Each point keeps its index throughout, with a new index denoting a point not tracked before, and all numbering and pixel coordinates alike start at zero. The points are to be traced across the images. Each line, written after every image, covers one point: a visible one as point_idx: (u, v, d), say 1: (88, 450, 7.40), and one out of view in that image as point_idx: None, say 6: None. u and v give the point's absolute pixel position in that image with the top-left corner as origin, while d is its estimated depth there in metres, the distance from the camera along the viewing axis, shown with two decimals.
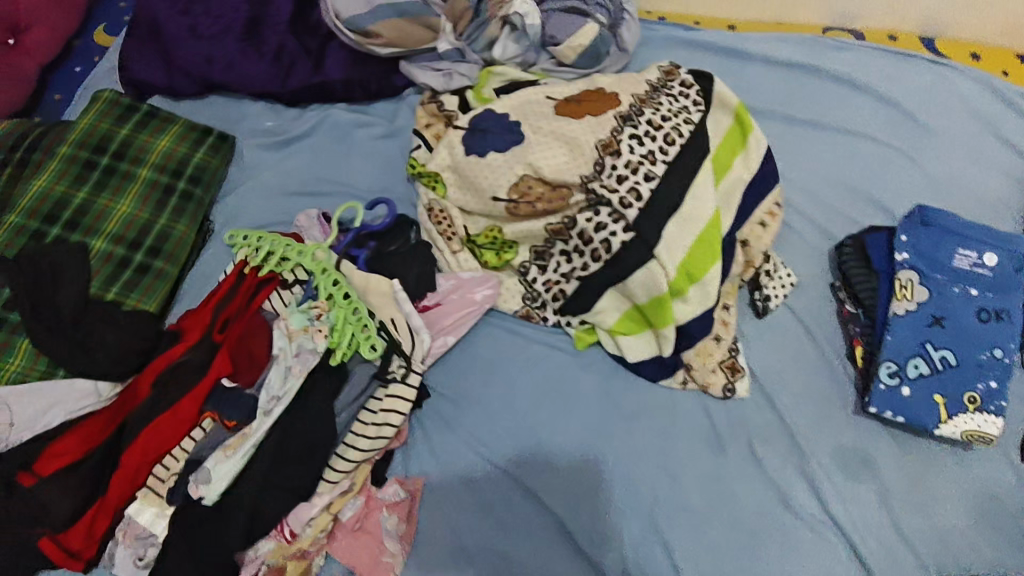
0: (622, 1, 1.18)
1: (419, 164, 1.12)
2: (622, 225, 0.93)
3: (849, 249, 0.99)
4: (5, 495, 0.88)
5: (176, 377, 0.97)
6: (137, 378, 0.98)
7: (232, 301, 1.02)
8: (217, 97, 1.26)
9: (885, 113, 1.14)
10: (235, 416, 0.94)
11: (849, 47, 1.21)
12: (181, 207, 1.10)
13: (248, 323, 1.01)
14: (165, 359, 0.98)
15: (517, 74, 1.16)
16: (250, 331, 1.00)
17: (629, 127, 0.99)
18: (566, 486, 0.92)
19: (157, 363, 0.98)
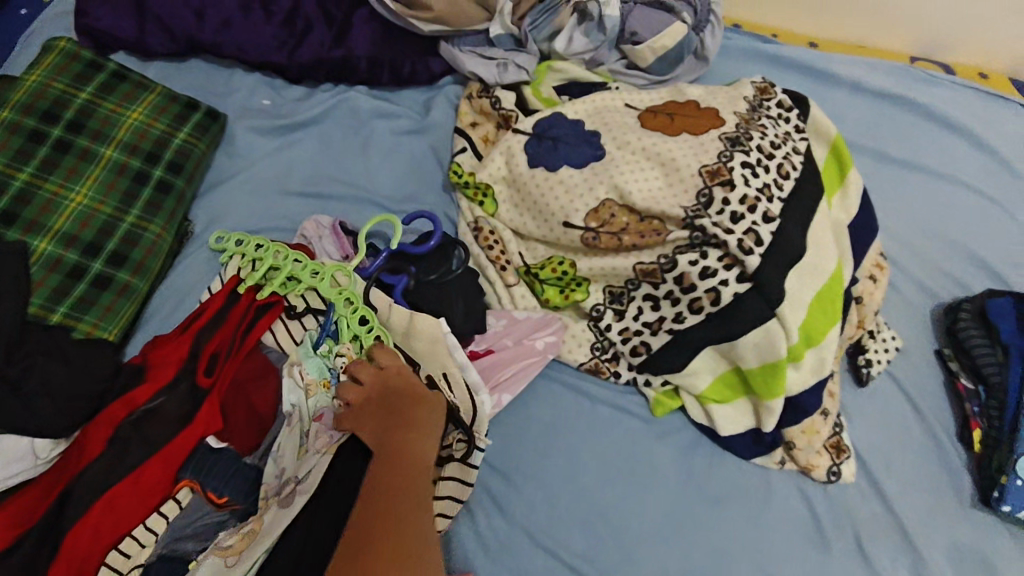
0: (711, 2, 1.00)
1: (464, 173, 0.91)
2: (736, 272, 0.77)
3: (966, 315, 0.87)
4: None
5: (146, 431, 0.72)
6: (86, 430, 0.72)
7: (223, 330, 0.78)
8: (200, 62, 1.00)
9: (981, 158, 1.03)
10: (226, 489, 0.70)
11: (940, 81, 1.09)
12: (156, 202, 0.85)
13: (245, 367, 0.78)
14: (127, 406, 0.73)
15: (580, 74, 0.97)
16: (249, 376, 0.77)
17: (740, 152, 0.81)
18: None
19: (117, 410, 0.72)
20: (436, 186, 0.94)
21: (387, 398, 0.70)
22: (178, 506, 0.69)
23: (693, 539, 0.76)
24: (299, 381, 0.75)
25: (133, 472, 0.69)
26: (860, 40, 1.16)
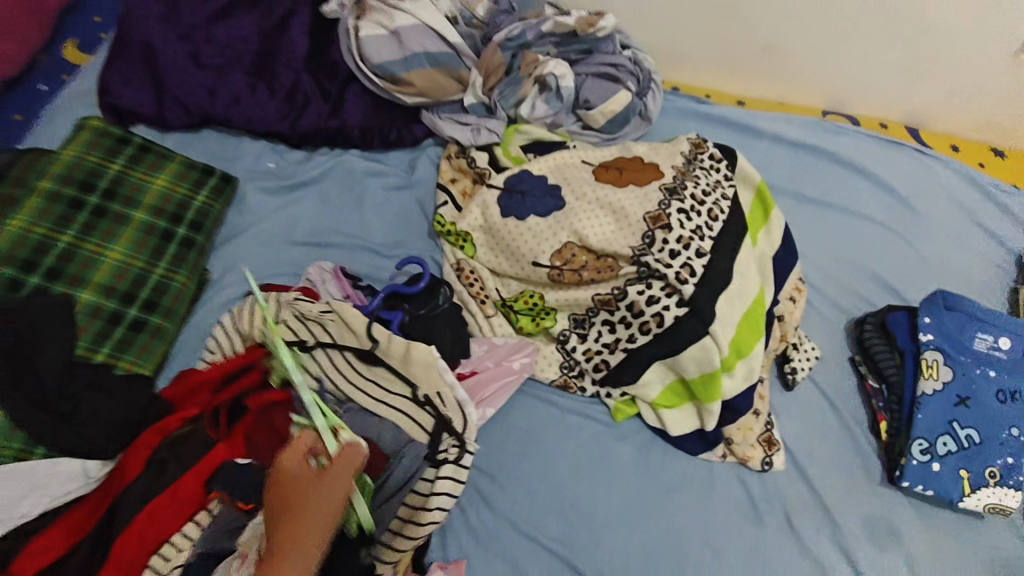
0: (651, 72, 1.18)
1: (447, 223, 1.06)
2: (676, 299, 0.92)
3: (871, 327, 1.04)
4: None
5: (175, 455, 0.84)
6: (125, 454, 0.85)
7: (241, 378, 0.91)
8: (211, 133, 1.15)
9: (882, 196, 1.22)
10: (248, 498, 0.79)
11: (846, 131, 1.28)
12: (181, 256, 0.99)
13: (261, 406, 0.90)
14: (157, 435, 0.86)
15: (542, 134, 1.13)
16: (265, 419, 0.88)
17: (676, 201, 0.98)
18: (614, 564, 0.88)
19: (150, 438, 0.85)
20: (421, 233, 1.10)
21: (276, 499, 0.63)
22: (209, 515, 0.81)
23: (652, 522, 0.90)
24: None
25: (160, 492, 0.81)
26: (781, 98, 1.32)
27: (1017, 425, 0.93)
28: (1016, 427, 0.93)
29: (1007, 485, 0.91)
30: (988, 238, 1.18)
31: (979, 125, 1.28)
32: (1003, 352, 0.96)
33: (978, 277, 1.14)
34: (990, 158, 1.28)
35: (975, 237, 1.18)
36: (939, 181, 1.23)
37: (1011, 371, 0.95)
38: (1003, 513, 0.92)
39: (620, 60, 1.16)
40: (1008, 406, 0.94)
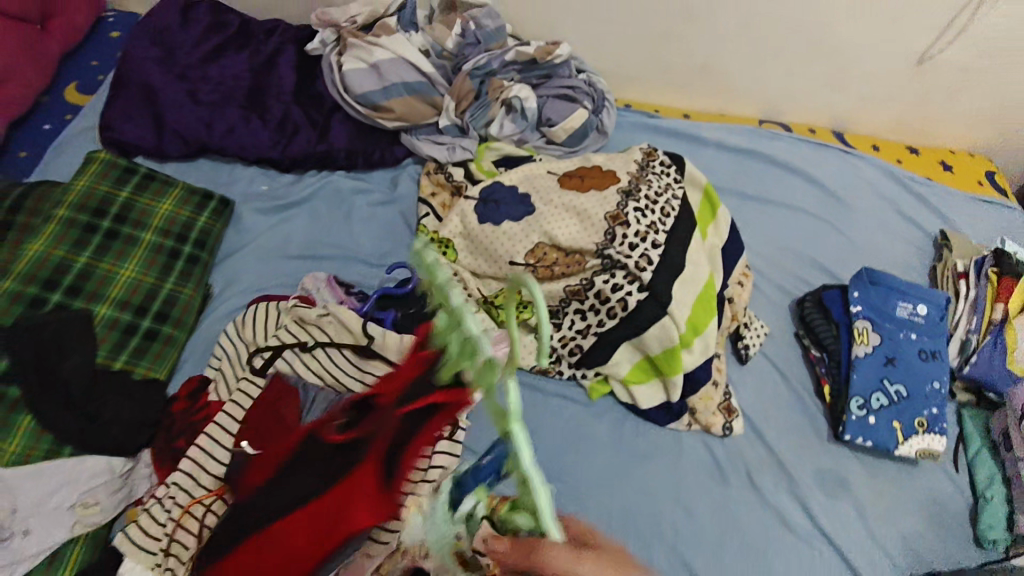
0: (604, 91, 1.33)
1: (429, 231, 1.17)
2: (637, 285, 1.04)
3: (810, 303, 1.18)
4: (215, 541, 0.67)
5: (302, 461, 0.64)
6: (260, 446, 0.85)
7: None
8: (207, 161, 1.25)
9: (816, 191, 1.37)
10: None
11: (780, 136, 1.43)
12: (187, 272, 1.08)
13: None
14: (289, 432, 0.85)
15: (511, 150, 1.25)
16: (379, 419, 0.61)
17: (632, 202, 1.10)
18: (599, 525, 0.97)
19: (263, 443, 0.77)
20: (406, 243, 1.21)
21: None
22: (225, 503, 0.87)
23: (629, 481, 1.02)
24: (321, 406, 0.93)
25: (289, 510, 0.60)
26: (720, 110, 1.48)
27: (936, 379, 1.08)
28: (936, 380, 1.08)
29: (933, 431, 1.06)
30: (907, 223, 1.35)
31: (893, 127, 1.47)
32: (921, 317, 1.13)
33: (902, 254, 1.31)
34: (905, 154, 1.46)
35: (897, 223, 1.34)
36: (864, 177, 1.39)
37: (927, 333, 1.11)
38: (931, 457, 1.06)
39: (575, 83, 1.30)
40: (927, 363, 1.09)
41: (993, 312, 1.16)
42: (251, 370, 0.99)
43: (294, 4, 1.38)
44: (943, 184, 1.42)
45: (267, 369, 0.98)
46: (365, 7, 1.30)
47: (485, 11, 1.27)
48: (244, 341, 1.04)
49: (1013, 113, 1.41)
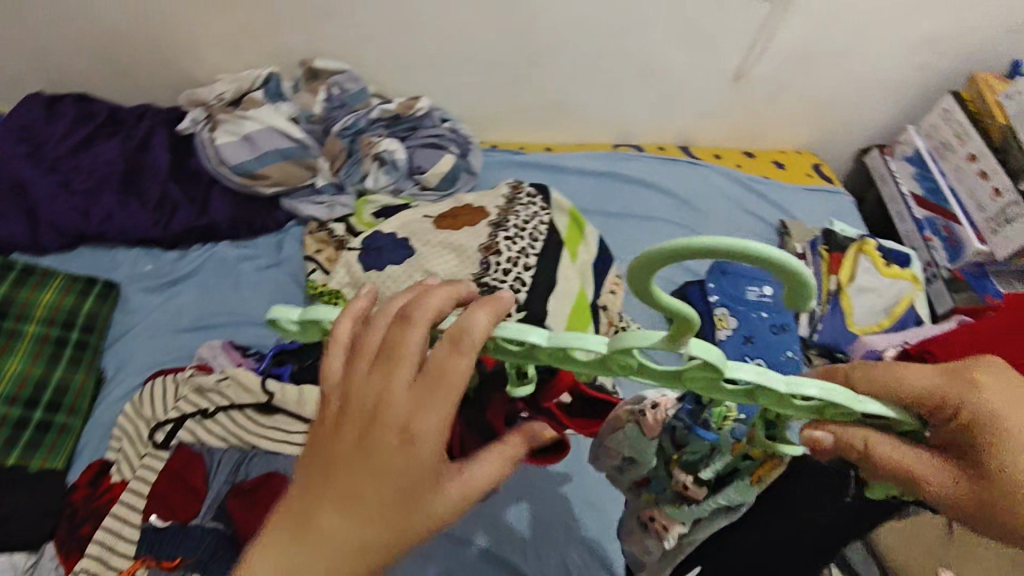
0: (468, 136, 1.45)
1: (318, 286, 1.23)
2: (514, 306, 1.11)
3: (677, 301, 1.31)
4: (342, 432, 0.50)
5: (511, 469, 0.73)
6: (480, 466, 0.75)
7: None
8: (87, 248, 1.27)
9: (670, 202, 1.52)
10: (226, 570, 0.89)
11: (634, 157, 1.58)
12: (77, 358, 1.10)
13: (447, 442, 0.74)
14: None
15: (388, 200, 1.34)
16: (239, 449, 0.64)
17: (501, 232, 1.22)
18: None
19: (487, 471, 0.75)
20: (298, 300, 1.26)
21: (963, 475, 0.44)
22: None
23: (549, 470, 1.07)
24: (227, 468, 0.97)
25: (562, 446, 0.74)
26: (578, 140, 1.63)
27: (790, 349, 1.23)
28: (789, 350, 1.23)
29: None
30: (754, 218, 1.52)
31: (729, 136, 1.67)
32: (768, 297, 1.28)
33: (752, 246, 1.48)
34: (742, 159, 1.66)
35: (745, 220, 1.52)
36: (712, 183, 1.57)
37: (775, 311, 1.27)
38: None
39: (441, 132, 1.41)
40: (779, 335, 1.24)
41: (830, 283, 1.35)
42: (152, 445, 1.00)
43: (161, 87, 1.42)
44: (778, 181, 1.62)
45: (170, 442, 1.00)
46: (232, 83, 1.36)
47: (346, 76, 1.37)
48: (144, 418, 1.06)
49: (824, 113, 1.64)
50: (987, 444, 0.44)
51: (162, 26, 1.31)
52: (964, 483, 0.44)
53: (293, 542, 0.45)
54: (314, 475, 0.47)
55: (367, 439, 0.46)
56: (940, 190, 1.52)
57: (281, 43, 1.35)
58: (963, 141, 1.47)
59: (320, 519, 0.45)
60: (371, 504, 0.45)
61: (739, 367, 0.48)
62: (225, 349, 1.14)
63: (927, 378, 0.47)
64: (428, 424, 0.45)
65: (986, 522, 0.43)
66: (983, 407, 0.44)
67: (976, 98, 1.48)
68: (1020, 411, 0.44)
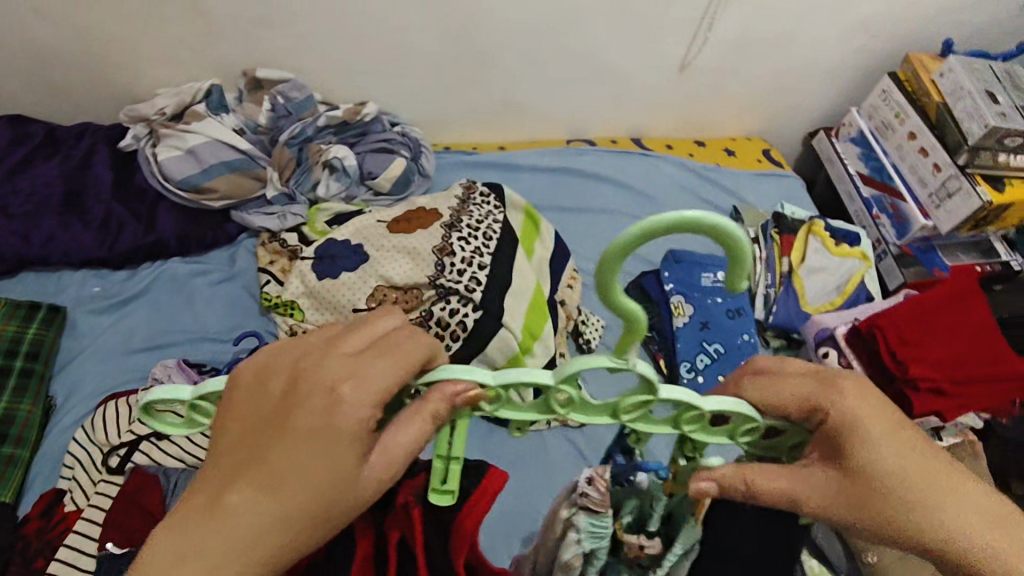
0: (419, 140, 1.46)
1: (273, 296, 1.22)
2: (470, 306, 1.12)
3: (633, 291, 1.34)
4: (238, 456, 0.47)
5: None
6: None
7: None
8: (31, 273, 1.24)
9: (625, 193, 1.54)
10: None
11: (587, 151, 1.59)
12: (22, 387, 1.06)
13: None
14: None
15: (340, 207, 1.33)
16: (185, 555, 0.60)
17: (455, 233, 1.19)
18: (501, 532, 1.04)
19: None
20: (253, 313, 1.25)
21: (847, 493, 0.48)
22: None
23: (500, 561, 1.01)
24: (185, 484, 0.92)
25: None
26: (531, 137, 1.64)
27: (746, 332, 1.25)
28: (745, 333, 1.25)
29: None
30: (706, 206, 1.55)
31: (679, 126, 1.69)
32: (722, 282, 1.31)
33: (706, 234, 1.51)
34: (693, 149, 1.69)
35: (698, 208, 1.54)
36: (665, 173, 1.59)
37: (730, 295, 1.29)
38: None
39: (390, 136, 1.42)
40: (735, 320, 1.26)
41: (783, 265, 1.37)
42: (106, 470, 0.97)
43: (100, 105, 1.39)
44: (729, 168, 1.65)
45: (124, 466, 0.97)
46: (173, 97, 1.33)
47: (290, 85, 1.35)
48: (97, 442, 1.03)
49: (770, 99, 1.67)
50: (848, 445, 0.49)
51: (95, 42, 1.27)
52: (842, 499, 0.48)
53: (205, 517, 0.44)
54: (234, 451, 0.47)
55: (292, 407, 0.47)
56: (884, 169, 1.56)
57: (221, 54, 1.32)
58: (902, 120, 1.51)
59: (231, 496, 0.44)
60: (294, 473, 0.45)
61: (670, 390, 0.53)
62: (177, 367, 1.12)
63: (798, 389, 0.52)
64: (354, 389, 0.47)
65: (857, 526, 0.48)
66: (840, 412, 0.50)
67: (912, 78, 1.52)
68: (871, 419, 0.49)
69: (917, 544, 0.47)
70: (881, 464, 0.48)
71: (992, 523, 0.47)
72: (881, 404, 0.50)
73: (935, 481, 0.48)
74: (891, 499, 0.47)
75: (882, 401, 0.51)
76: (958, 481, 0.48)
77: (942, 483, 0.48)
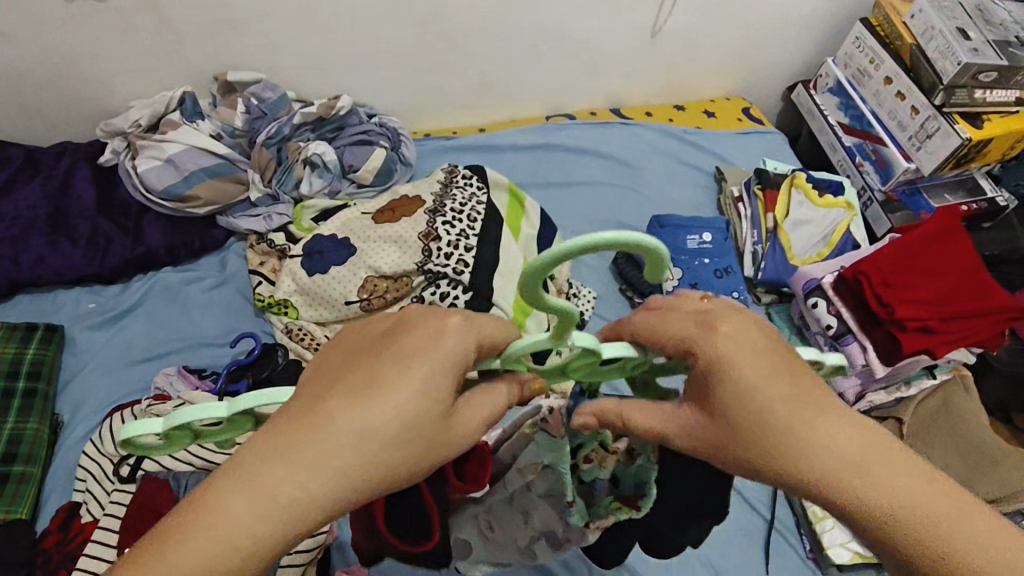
0: (398, 128, 1.46)
1: (266, 297, 1.23)
2: (461, 288, 1.13)
3: (623, 261, 1.34)
4: (341, 375, 0.46)
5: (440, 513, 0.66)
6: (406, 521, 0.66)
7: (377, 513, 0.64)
8: (26, 295, 1.25)
9: (608, 164, 1.54)
10: None
11: (568, 126, 1.59)
12: (28, 406, 1.08)
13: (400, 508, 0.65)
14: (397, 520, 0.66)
15: (324, 203, 1.33)
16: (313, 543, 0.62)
17: (440, 217, 1.19)
18: None
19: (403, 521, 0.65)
20: (249, 314, 1.27)
21: (715, 437, 0.50)
22: None
23: None
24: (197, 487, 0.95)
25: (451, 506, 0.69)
26: (510, 116, 1.64)
27: (735, 290, 1.28)
28: (735, 291, 1.28)
29: None
30: (689, 170, 1.56)
31: (656, 92, 1.69)
32: (709, 242, 1.32)
33: (690, 198, 1.52)
34: (673, 113, 1.69)
35: (682, 172, 1.55)
36: (647, 140, 1.59)
37: (717, 255, 1.31)
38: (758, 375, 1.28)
39: (368, 127, 1.42)
40: (723, 279, 1.29)
41: (767, 221, 1.38)
42: (119, 479, 0.99)
43: (76, 122, 1.39)
44: (710, 129, 1.65)
45: (136, 475, 0.99)
46: (146, 107, 1.33)
47: (263, 86, 1.35)
48: (106, 453, 1.04)
49: (745, 57, 1.66)
50: (714, 391, 0.50)
51: (62, 61, 1.26)
52: (708, 440, 0.50)
53: (297, 429, 0.42)
54: (331, 380, 0.46)
55: (398, 340, 0.47)
56: (863, 116, 1.56)
57: (190, 61, 1.32)
58: (877, 66, 1.50)
59: (331, 409, 0.43)
60: (374, 407, 0.43)
61: (609, 347, 0.55)
62: (180, 374, 1.14)
63: (681, 325, 0.52)
64: (457, 331, 0.48)
65: (720, 462, 0.50)
66: (710, 356, 0.50)
67: (884, 22, 1.51)
68: (739, 362, 0.49)
69: (773, 479, 0.47)
70: (740, 405, 0.48)
71: (855, 462, 0.45)
72: (757, 349, 0.50)
73: (800, 421, 0.47)
74: (744, 437, 0.48)
75: (763, 347, 0.50)
76: (831, 420, 0.47)
77: (808, 423, 0.47)
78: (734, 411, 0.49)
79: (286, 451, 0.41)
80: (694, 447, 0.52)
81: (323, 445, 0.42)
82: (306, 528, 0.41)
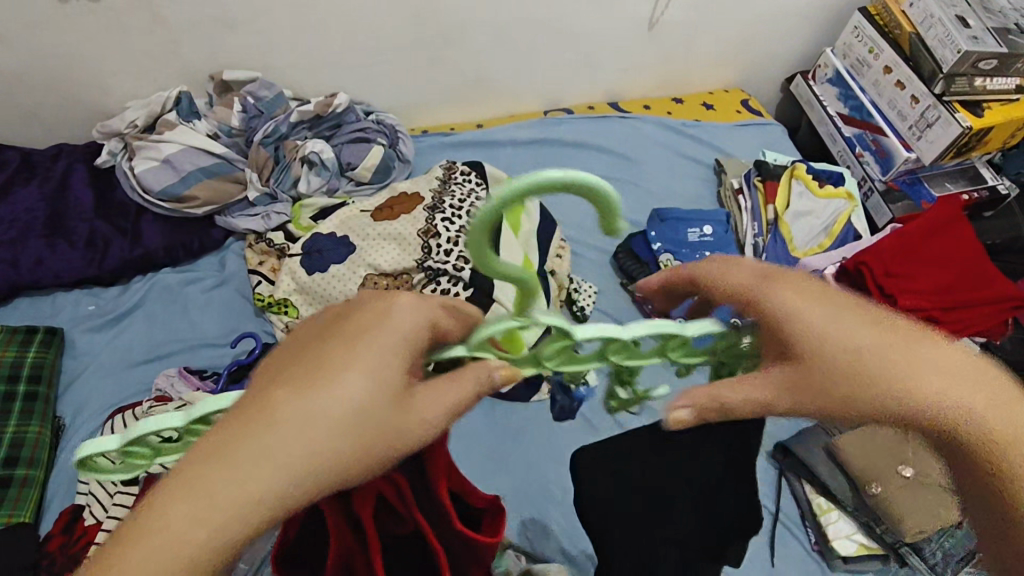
0: (395, 125, 1.45)
1: (266, 296, 1.23)
2: (461, 284, 1.13)
3: (624, 256, 1.34)
4: (284, 362, 0.41)
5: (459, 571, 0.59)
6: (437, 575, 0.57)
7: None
8: (25, 298, 1.25)
9: (607, 157, 1.53)
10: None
11: (566, 120, 1.58)
12: (28, 409, 1.08)
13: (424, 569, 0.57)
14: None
15: (323, 202, 1.33)
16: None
17: (439, 214, 1.19)
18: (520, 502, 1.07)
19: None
20: (250, 314, 1.26)
21: (824, 385, 0.45)
22: None
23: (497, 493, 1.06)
24: None
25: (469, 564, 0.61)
26: (507, 112, 1.63)
27: None
28: None
29: None
30: (688, 163, 1.56)
31: (654, 85, 1.69)
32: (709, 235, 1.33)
33: (689, 191, 1.51)
34: (670, 106, 1.68)
35: (681, 165, 1.55)
36: (646, 133, 1.58)
37: (717, 247, 1.32)
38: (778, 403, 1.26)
39: (365, 124, 1.42)
40: None
41: (768, 213, 1.38)
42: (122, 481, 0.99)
43: (72, 124, 1.38)
44: (709, 122, 1.64)
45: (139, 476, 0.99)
46: (143, 108, 1.33)
47: (259, 84, 1.35)
48: None
49: (743, 49, 1.66)
50: (804, 336, 0.45)
51: (57, 62, 1.26)
52: (815, 393, 0.45)
53: (237, 423, 0.37)
54: (273, 369, 0.41)
55: (344, 324, 0.43)
56: (863, 106, 1.55)
57: (186, 61, 1.32)
58: (876, 55, 1.49)
59: (277, 398, 0.38)
60: (322, 393, 0.39)
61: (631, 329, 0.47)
62: (180, 374, 1.14)
63: (741, 277, 0.49)
64: (403, 307, 0.44)
65: (831, 413, 0.45)
66: (782, 303, 0.46)
67: (882, 11, 1.50)
68: (816, 304, 0.46)
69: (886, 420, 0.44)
70: (837, 346, 0.45)
71: (967, 382, 0.44)
72: (825, 293, 0.47)
73: (901, 355, 0.44)
74: (859, 378, 0.44)
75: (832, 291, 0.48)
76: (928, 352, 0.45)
77: (909, 357, 0.44)
78: (839, 350, 0.45)
79: (229, 449, 0.36)
80: (804, 403, 0.45)
81: (268, 437, 0.36)
82: (256, 529, 0.36)
